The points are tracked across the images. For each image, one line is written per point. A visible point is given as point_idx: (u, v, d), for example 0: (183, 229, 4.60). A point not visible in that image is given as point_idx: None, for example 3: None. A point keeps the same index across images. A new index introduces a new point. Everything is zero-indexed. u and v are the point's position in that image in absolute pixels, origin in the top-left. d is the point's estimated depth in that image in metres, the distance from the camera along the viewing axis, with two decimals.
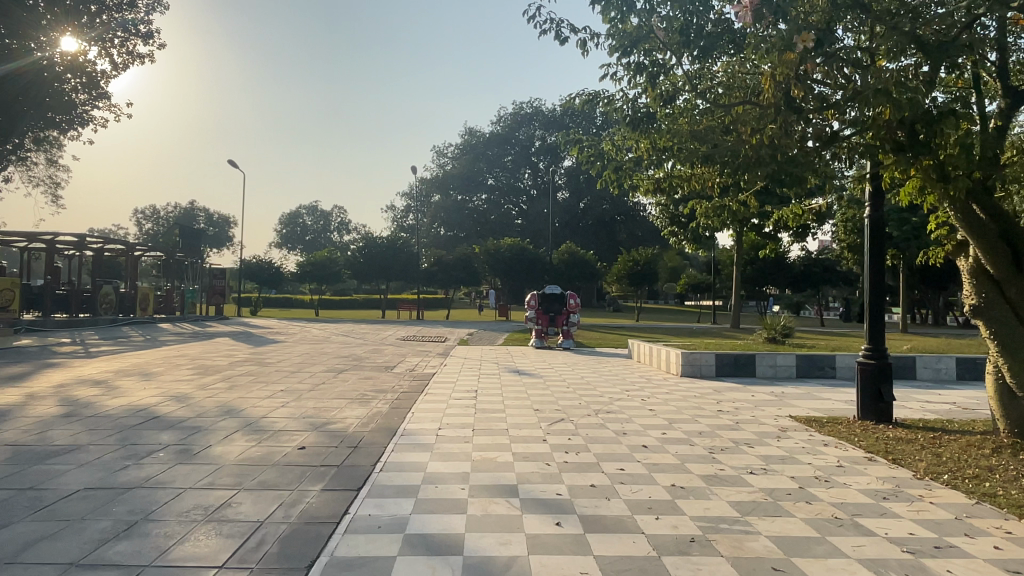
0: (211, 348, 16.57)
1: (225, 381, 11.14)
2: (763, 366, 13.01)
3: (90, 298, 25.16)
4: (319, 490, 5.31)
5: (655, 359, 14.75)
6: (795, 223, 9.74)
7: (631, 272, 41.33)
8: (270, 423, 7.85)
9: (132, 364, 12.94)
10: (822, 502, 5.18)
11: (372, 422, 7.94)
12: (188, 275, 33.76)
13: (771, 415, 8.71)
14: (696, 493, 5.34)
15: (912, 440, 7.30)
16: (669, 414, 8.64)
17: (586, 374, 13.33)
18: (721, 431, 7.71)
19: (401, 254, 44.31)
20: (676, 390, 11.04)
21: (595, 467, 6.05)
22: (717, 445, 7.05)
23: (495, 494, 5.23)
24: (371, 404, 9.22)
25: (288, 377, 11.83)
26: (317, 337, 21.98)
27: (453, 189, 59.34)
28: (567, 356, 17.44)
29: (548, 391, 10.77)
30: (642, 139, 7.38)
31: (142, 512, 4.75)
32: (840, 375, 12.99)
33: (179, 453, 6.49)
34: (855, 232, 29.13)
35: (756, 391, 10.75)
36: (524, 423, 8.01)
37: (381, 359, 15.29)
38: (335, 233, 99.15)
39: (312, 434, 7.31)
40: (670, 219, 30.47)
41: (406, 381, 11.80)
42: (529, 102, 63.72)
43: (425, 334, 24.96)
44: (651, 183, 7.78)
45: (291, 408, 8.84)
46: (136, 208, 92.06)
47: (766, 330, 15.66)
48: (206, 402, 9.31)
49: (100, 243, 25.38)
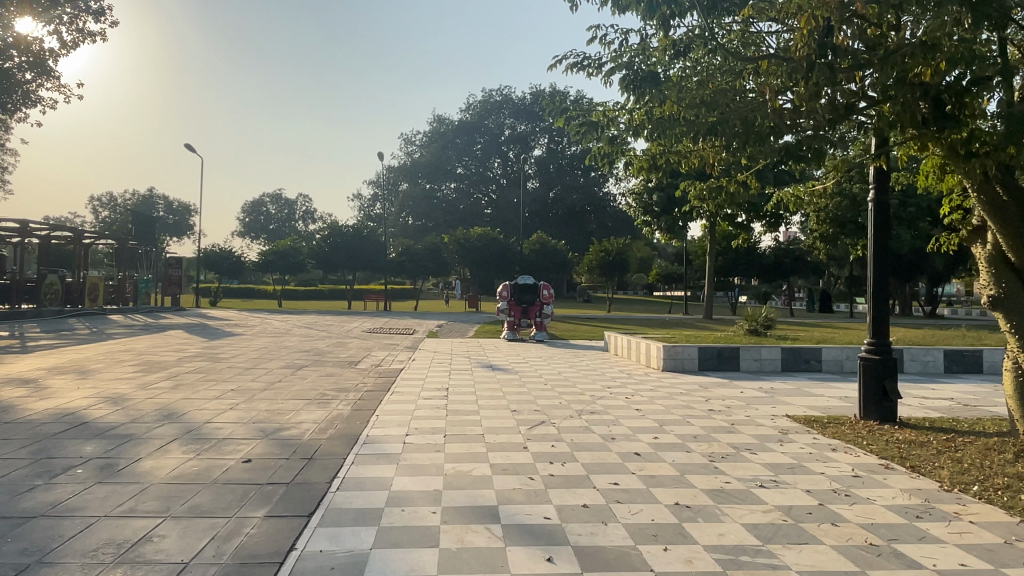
0: (162, 342, 15.44)
1: (170, 379, 10.16)
2: (748, 360, 12.39)
3: (33, 288, 23.54)
4: (262, 517, 4.45)
5: (634, 353, 14.08)
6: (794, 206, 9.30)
7: (603, 262, 40.72)
8: (214, 430, 6.93)
9: (69, 360, 11.81)
10: (850, 524, 4.51)
11: (331, 428, 7.07)
12: (142, 264, 32.19)
13: (767, 415, 8.05)
14: (705, 514, 4.61)
15: (925, 444, 6.68)
16: (657, 414, 7.93)
17: (562, 370, 12.57)
18: (718, 433, 7.02)
19: (368, 243, 43.06)
20: (661, 386, 10.33)
21: (586, 481, 5.30)
22: (717, 450, 6.35)
23: (473, 520, 4.43)
24: (331, 405, 8.35)
25: (241, 374, 10.86)
26: (277, 330, 20.89)
27: (421, 177, 58.16)
28: (541, 349, 16.69)
29: (524, 389, 9.98)
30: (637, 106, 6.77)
31: (37, 552, 3.86)
32: (826, 369, 12.44)
33: (101, 469, 5.56)
34: (828, 221, 28.81)
35: (745, 388, 10.08)
36: (501, 426, 7.22)
37: (344, 354, 14.37)
38: (300, 222, 97.08)
39: (263, 443, 6.44)
40: (643, 208, 29.85)
41: (370, 378, 10.91)
42: (499, 90, 62.82)
43: (392, 326, 23.97)
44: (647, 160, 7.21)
45: (240, 411, 7.92)
46: (91, 196, 89.08)
47: (748, 322, 15.00)
48: (143, 404, 8.32)
49: (45, 230, 23.84)
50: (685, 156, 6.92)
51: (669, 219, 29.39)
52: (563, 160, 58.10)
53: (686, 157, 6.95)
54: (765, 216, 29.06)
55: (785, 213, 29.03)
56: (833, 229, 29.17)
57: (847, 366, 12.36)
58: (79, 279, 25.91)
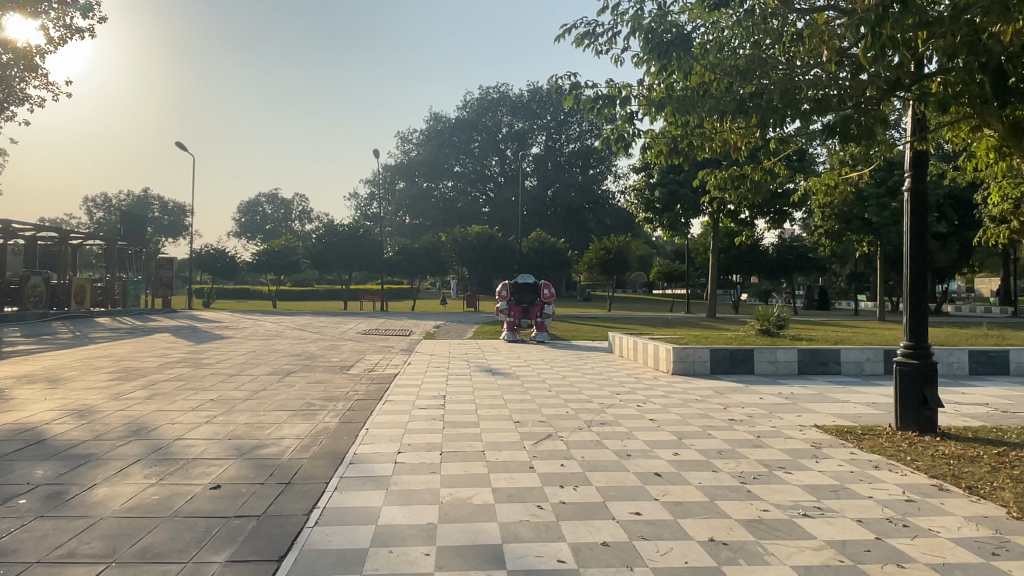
0: (144, 347, 14.67)
1: (145, 389, 9.42)
2: (762, 363, 11.72)
3: (16, 290, 22.72)
4: (223, 562, 3.76)
5: (641, 356, 13.37)
6: (823, 192, 8.92)
7: (602, 260, 40.05)
8: (184, 449, 6.22)
9: (42, 367, 11.05)
10: (917, 564, 3.83)
11: (315, 445, 6.37)
12: (130, 265, 31.38)
13: (794, 425, 7.35)
14: (745, 552, 3.93)
15: (975, 460, 6.01)
16: (675, 425, 7.23)
17: (566, 374, 11.88)
18: (744, 448, 6.31)
19: (364, 243, 42.30)
20: (672, 392, 9.62)
21: (602, 510, 4.60)
22: (746, 469, 5.66)
23: (473, 565, 3.72)
24: (317, 418, 7.63)
25: (224, 382, 10.15)
26: (268, 333, 20.17)
27: (418, 176, 57.50)
28: (542, 351, 16.00)
29: (527, 397, 9.26)
30: (657, 81, 6.21)
31: None
32: (844, 372, 11.76)
33: (48, 499, 4.84)
34: (835, 217, 28.31)
35: (765, 394, 9.36)
36: (504, 441, 6.52)
37: (336, 358, 13.65)
38: (296, 222, 96.47)
39: (238, 463, 5.76)
40: (645, 204, 29.19)
41: (362, 386, 10.19)
42: (496, 87, 62.09)
43: (388, 327, 23.22)
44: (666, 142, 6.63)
45: (216, 425, 7.19)
46: (86, 197, 88.46)
47: (759, 322, 14.30)
48: (111, 418, 7.60)
49: (30, 230, 23.12)
50: (709, 135, 6.39)
51: (671, 216, 28.71)
52: (560, 157, 57.87)
53: (711, 138, 6.44)
54: (769, 212, 28.44)
55: (790, 208, 28.40)
56: (838, 224, 28.54)
57: (866, 369, 11.72)
58: (65, 281, 25.12)
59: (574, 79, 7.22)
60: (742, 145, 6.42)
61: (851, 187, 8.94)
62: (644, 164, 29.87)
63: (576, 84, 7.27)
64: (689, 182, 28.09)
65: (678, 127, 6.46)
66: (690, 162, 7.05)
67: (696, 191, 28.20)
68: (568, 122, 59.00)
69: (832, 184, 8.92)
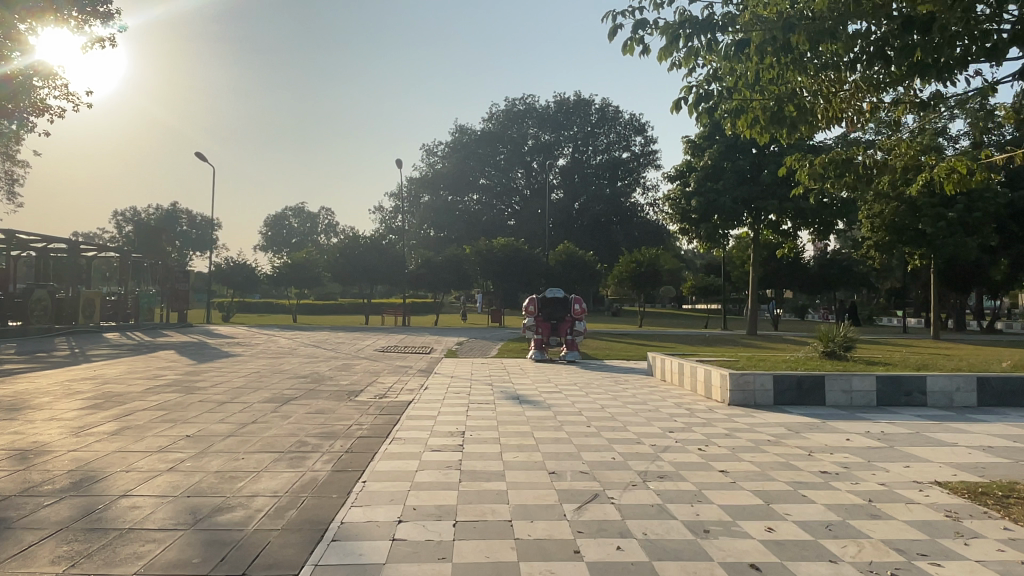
0: (139, 367, 13.33)
1: (116, 421, 8.07)
2: (834, 393, 10.11)
3: (21, 305, 21.66)
4: None
5: (689, 381, 11.81)
6: (954, 192, 6.64)
7: (633, 274, 38.44)
8: (125, 512, 4.81)
9: (11, 393, 9.75)
10: None
11: (292, 509, 4.90)
12: (145, 277, 30.41)
13: (909, 483, 5.74)
14: None
15: None
16: (755, 483, 5.63)
17: (604, 403, 10.30)
18: (858, 521, 4.72)
19: (386, 255, 41.11)
20: (737, 430, 8.02)
21: None
22: (877, 559, 4.08)
23: None
24: (305, 464, 6.19)
25: (210, 412, 8.77)
26: (279, 349, 18.93)
27: (442, 189, 56.29)
28: (575, 373, 14.47)
29: (561, 435, 7.72)
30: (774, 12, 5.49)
31: None
32: (930, 404, 10.06)
33: None
34: (886, 229, 26.56)
35: (854, 435, 7.72)
36: (537, 506, 4.98)
37: (346, 382, 12.21)
38: (322, 235, 96.35)
39: (187, 539, 4.32)
40: (680, 214, 27.64)
41: (368, 417, 8.75)
42: (522, 99, 61.01)
43: (408, 344, 21.85)
44: (769, 111, 6.02)
45: (176, 476, 5.74)
46: (116, 212, 89.50)
47: (823, 343, 12.63)
48: (55, 462, 6.19)
49: (38, 241, 22.28)
50: (822, 94, 5.98)
51: (709, 227, 27.11)
52: (587, 170, 56.71)
53: (824, 99, 6.09)
54: (814, 223, 26.74)
55: (836, 219, 26.68)
56: (888, 236, 26.67)
57: (957, 400, 10.03)
58: (73, 295, 24.06)
59: (637, 20, 6.05)
60: (858, 118, 6.24)
61: (996, 176, 6.58)
62: (680, 170, 28.36)
63: (641, 26, 6.05)
64: (728, 191, 26.19)
65: (772, 73, 5.83)
66: (786, 135, 6.32)
67: (735, 200, 26.30)
68: (595, 133, 58.05)
69: (966, 170, 6.34)
